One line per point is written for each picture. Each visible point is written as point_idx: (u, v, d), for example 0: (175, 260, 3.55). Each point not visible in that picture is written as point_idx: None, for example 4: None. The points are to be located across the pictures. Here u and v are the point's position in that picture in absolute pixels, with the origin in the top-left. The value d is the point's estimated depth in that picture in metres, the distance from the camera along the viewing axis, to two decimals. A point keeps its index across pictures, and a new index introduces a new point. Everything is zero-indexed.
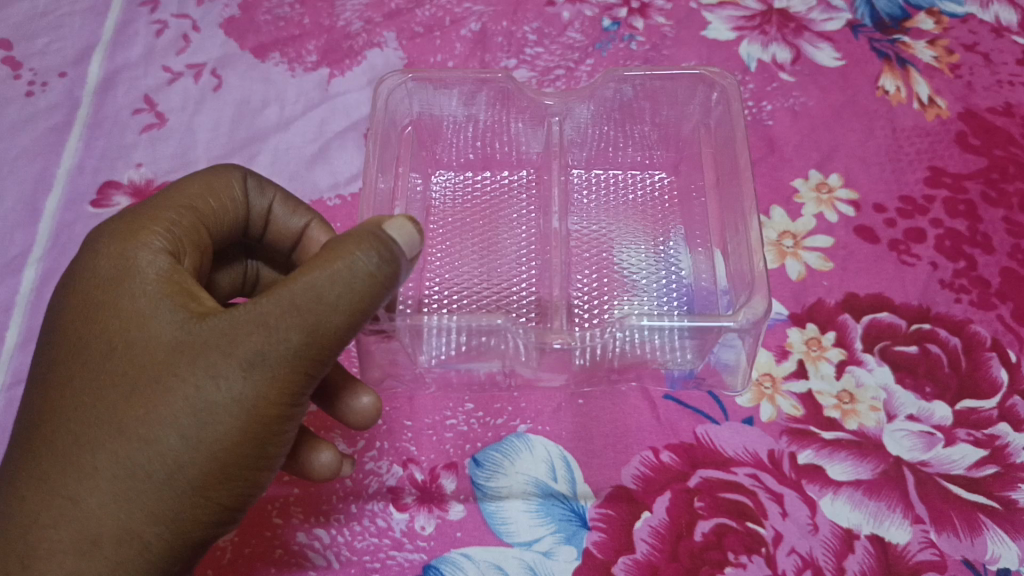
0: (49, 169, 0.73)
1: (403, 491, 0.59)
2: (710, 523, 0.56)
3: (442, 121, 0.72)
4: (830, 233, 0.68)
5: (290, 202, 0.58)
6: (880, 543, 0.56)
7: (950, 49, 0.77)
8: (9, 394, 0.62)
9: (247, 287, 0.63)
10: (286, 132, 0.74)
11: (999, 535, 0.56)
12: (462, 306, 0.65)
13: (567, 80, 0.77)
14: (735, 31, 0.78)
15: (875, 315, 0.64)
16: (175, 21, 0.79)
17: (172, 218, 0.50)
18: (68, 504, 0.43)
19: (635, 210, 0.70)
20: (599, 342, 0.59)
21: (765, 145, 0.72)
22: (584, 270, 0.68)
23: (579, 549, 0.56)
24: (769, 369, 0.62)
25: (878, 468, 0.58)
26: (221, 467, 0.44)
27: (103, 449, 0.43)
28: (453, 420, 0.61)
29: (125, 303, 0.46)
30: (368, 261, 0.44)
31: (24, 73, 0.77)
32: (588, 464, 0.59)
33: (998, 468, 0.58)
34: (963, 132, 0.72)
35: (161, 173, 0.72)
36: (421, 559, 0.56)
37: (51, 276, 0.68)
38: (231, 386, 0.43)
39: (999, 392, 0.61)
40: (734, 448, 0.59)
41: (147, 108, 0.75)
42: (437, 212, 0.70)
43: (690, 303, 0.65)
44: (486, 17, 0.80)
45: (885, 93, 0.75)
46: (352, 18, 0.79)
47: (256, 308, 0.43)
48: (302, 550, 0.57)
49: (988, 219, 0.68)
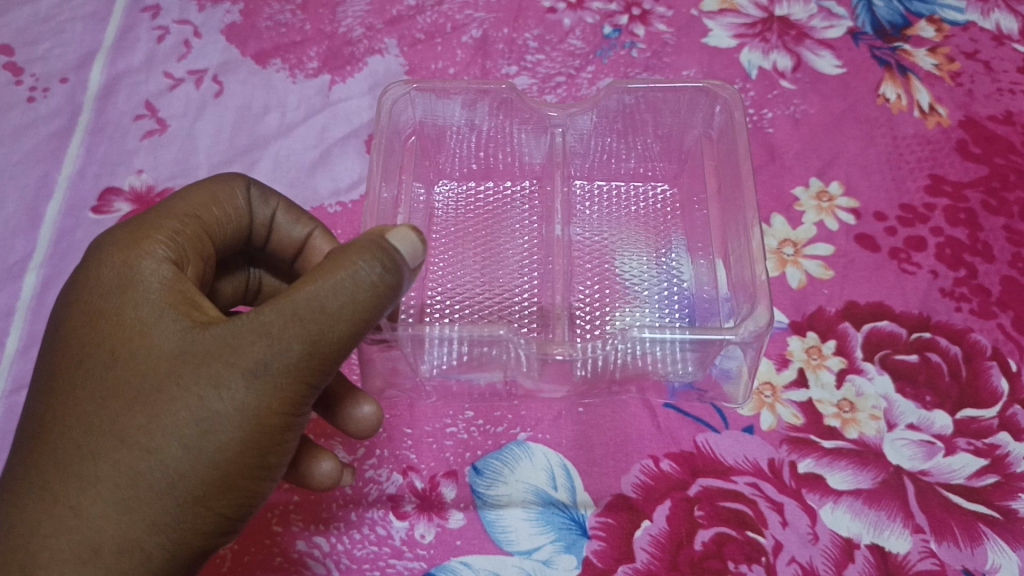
0: (50, 174, 0.73)
1: (403, 499, 0.59)
2: (710, 532, 0.56)
3: (445, 131, 0.72)
4: (831, 241, 0.68)
5: (293, 212, 0.58)
6: (880, 553, 0.56)
7: (951, 56, 0.77)
8: (9, 401, 0.62)
9: (250, 294, 0.63)
10: (287, 138, 0.74)
11: (999, 544, 0.56)
12: (464, 316, 0.65)
13: (567, 87, 0.77)
14: (735, 39, 0.79)
15: (876, 323, 0.64)
16: (176, 27, 0.80)
17: (175, 227, 0.50)
18: (70, 514, 0.43)
19: (637, 220, 0.71)
20: (600, 354, 0.58)
21: (765, 152, 0.72)
22: (586, 280, 0.68)
23: (579, 558, 0.56)
24: (769, 377, 0.62)
25: (879, 477, 0.58)
26: (222, 477, 0.44)
27: (105, 458, 0.43)
28: (453, 428, 0.61)
29: (127, 312, 0.46)
30: (371, 271, 0.44)
31: (25, 79, 0.77)
32: (588, 472, 0.59)
33: (998, 477, 0.58)
34: (964, 140, 0.72)
35: (162, 179, 0.73)
36: (421, 567, 0.56)
37: (52, 282, 0.68)
38: (234, 396, 0.43)
39: (1000, 401, 0.61)
40: (734, 457, 0.59)
41: (148, 113, 0.76)
42: (440, 221, 0.70)
43: (691, 313, 0.65)
44: (487, 24, 0.80)
45: (885, 100, 0.75)
46: (354, 24, 0.79)
47: (259, 317, 0.43)
48: (302, 558, 0.57)
49: (989, 228, 0.68)
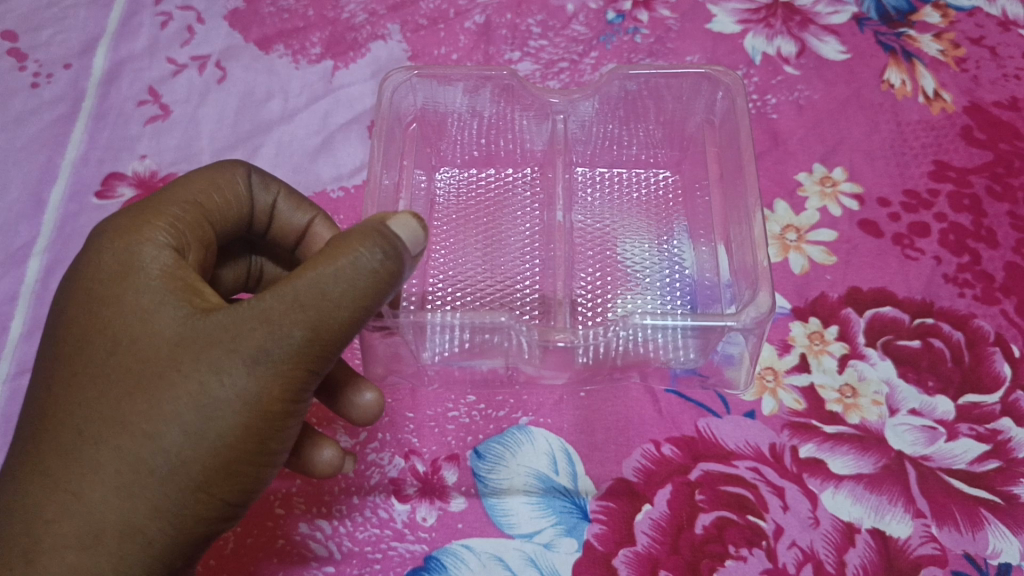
0: (55, 159, 0.73)
1: (404, 483, 0.59)
2: (710, 516, 0.56)
3: (446, 118, 0.71)
4: (834, 227, 0.68)
5: (294, 199, 0.58)
6: (880, 537, 0.56)
7: (957, 42, 0.76)
8: (12, 384, 0.63)
9: (251, 282, 0.63)
10: (290, 124, 0.74)
11: (1000, 529, 0.56)
12: (465, 303, 0.65)
13: (571, 73, 0.77)
14: (740, 24, 0.78)
15: (879, 309, 0.64)
16: (179, 13, 0.80)
17: (176, 213, 0.50)
18: (71, 499, 0.43)
19: (638, 206, 0.70)
20: (602, 341, 0.58)
21: (768, 138, 0.72)
22: (587, 267, 0.68)
23: (579, 541, 0.56)
24: (771, 363, 0.62)
25: (880, 462, 0.58)
26: (224, 463, 0.44)
27: (106, 443, 0.44)
28: (456, 412, 0.61)
29: (128, 299, 0.46)
30: (372, 258, 0.44)
31: (30, 65, 0.77)
32: (589, 457, 0.59)
33: (1000, 462, 0.58)
34: (968, 126, 0.72)
35: (166, 165, 0.73)
36: (422, 550, 0.56)
37: (56, 267, 0.68)
38: (234, 381, 0.43)
39: (1002, 387, 0.61)
40: (736, 442, 0.59)
41: (152, 99, 0.76)
42: (441, 208, 0.70)
43: (692, 300, 0.65)
44: (491, 9, 0.80)
45: (890, 86, 0.74)
46: (357, 10, 0.79)
47: (260, 304, 0.44)
48: (304, 541, 0.57)
49: (993, 214, 0.68)
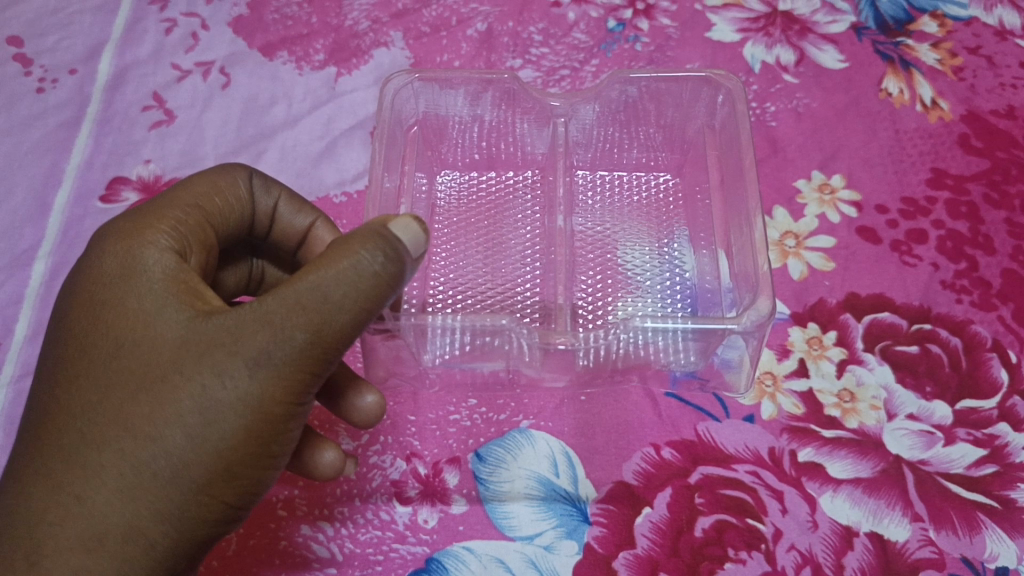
0: (59, 164, 0.73)
1: (406, 485, 0.59)
2: (710, 519, 0.57)
3: (448, 122, 0.72)
4: (832, 234, 0.68)
5: (295, 202, 0.59)
6: (879, 541, 0.56)
7: (954, 51, 0.77)
8: (16, 387, 0.63)
9: (253, 285, 0.64)
10: (294, 129, 0.75)
11: (997, 533, 0.56)
12: (466, 306, 0.66)
13: (572, 80, 0.78)
14: (740, 33, 0.79)
15: (877, 315, 0.64)
16: (184, 19, 0.80)
17: (178, 217, 0.51)
18: (75, 502, 0.44)
19: (638, 209, 0.71)
20: (602, 343, 0.59)
21: (767, 145, 0.73)
22: (588, 271, 0.68)
23: (579, 544, 0.57)
24: (770, 368, 0.63)
25: (879, 466, 0.58)
26: (226, 465, 0.44)
27: (109, 446, 0.44)
28: (456, 415, 0.62)
29: (131, 302, 0.47)
30: (373, 260, 0.45)
31: (35, 70, 0.78)
32: (589, 460, 0.60)
33: (998, 467, 0.59)
34: (966, 134, 0.73)
35: (170, 169, 0.73)
36: (424, 552, 0.57)
37: (60, 269, 0.68)
38: (237, 384, 0.44)
39: (999, 392, 0.61)
40: (735, 446, 0.60)
41: (156, 104, 0.76)
42: (441, 211, 0.71)
43: (693, 304, 0.66)
44: (493, 17, 0.81)
45: (889, 94, 0.75)
46: (360, 17, 0.80)
47: (262, 306, 0.44)
48: (306, 543, 0.57)
49: (991, 221, 0.68)
